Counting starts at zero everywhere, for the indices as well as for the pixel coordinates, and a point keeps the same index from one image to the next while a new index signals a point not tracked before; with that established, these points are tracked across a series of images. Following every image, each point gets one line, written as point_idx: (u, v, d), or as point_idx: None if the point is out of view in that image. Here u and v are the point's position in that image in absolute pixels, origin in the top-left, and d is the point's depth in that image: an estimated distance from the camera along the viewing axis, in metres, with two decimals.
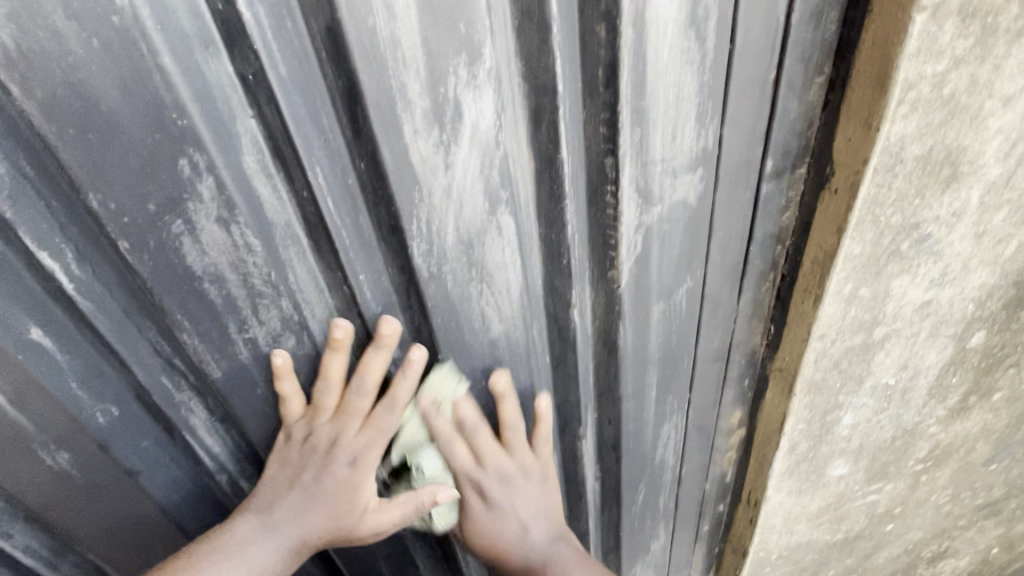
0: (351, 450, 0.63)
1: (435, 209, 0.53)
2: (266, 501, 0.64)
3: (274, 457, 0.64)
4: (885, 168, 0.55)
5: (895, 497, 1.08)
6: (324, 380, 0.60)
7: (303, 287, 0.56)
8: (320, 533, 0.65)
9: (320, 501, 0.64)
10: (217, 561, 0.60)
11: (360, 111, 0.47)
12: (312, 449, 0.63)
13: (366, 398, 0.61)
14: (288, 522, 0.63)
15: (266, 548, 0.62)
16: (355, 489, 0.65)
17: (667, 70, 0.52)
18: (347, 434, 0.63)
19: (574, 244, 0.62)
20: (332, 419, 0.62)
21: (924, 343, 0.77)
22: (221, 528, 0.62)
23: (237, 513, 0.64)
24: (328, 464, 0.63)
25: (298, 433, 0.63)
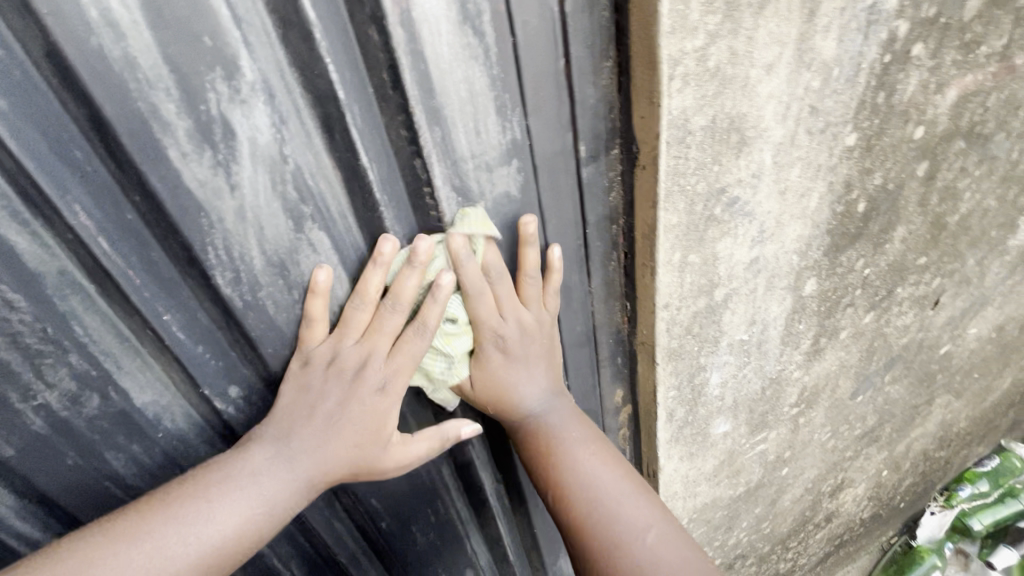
0: (380, 375, 0.58)
1: (233, 233, 0.50)
2: (281, 429, 0.57)
3: (290, 384, 0.58)
4: (677, 140, 0.58)
5: (780, 442, 1.16)
6: (357, 298, 0.57)
7: (101, 339, 0.51)
8: (343, 468, 0.58)
9: (346, 432, 0.58)
10: (222, 491, 0.53)
11: (112, 139, 0.43)
12: (339, 373, 0.58)
13: (401, 320, 0.58)
14: (305, 454, 0.57)
15: (279, 480, 0.55)
16: (386, 414, 0.60)
17: (451, 67, 0.52)
18: (376, 358, 0.58)
19: (405, 251, 0.60)
20: (359, 340, 0.58)
21: (764, 297, 0.83)
22: (226, 457, 0.55)
23: (247, 443, 0.56)
24: (355, 391, 0.58)
25: (321, 358, 0.58)
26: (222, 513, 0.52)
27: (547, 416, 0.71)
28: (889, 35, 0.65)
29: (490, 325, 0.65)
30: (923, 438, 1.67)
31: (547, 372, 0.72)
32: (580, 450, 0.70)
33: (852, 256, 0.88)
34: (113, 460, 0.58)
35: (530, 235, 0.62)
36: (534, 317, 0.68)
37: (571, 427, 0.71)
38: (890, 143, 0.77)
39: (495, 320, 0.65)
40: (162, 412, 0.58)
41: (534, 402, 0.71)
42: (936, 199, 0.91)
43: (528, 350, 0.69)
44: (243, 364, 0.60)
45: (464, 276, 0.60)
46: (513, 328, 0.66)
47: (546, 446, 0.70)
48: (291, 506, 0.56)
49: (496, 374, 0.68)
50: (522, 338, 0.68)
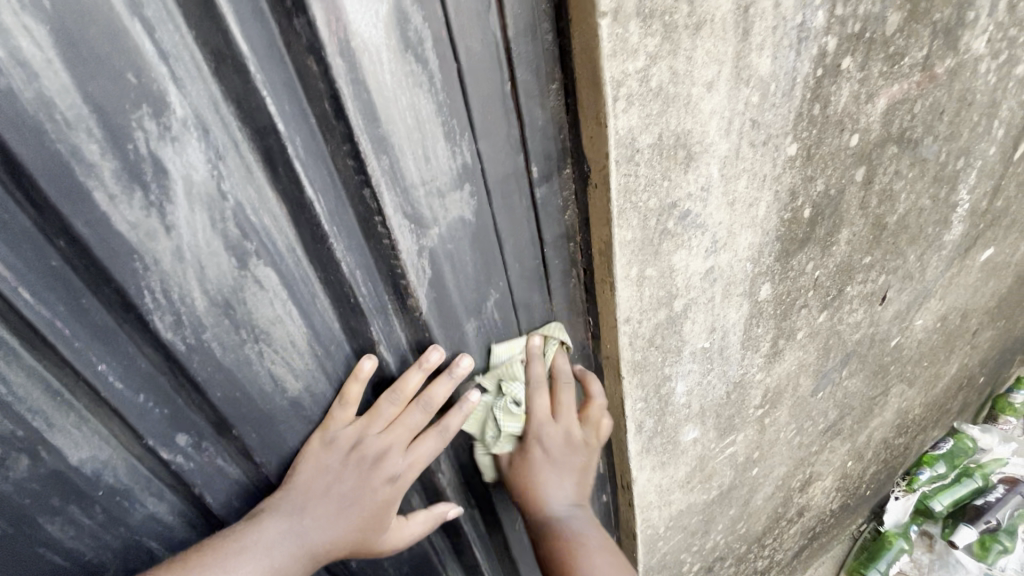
0: (397, 467, 0.65)
1: (170, 275, 0.48)
2: (299, 506, 0.61)
3: (307, 462, 0.63)
4: (626, 159, 0.59)
5: (749, 443, 1.18)
6: (391, 395, 0.64)
7: (28, 396, 0.48)
8: (343, 545, 0.64)
9: (354, 512, 0.64)
10: (237, 561, 0.57)
11: (28, 184, 0.40)
12: (359, 460, 0.63)
13: (424, 420, 0.66)
14: (316, 531, 0.62)
15: (287, 553, 0.60)
16: (388, 500, 0.66)
17: (396, 95, 0.51)
18: (395, 451, 0.65)
19: (359, 282, 0.58)
20: (383, 432, 0.64)
21: (722, 305, 0.85)
22: (243, 526, 0.59)
23: (262, 513, 0.61)
24: (372, 478, 0.64)
25: (346, 441, 0.63)
26: None
27: (569, 522, 0.78)
28: (819, 51, 0.68)
29: (541, 422, 0.77)
30: (882, 427, 1.74)
31: (578, 481, 0.81)
32: (597, 560, 0.75)
33: (802, 260, 0.91)
34: (48, 524, 0.53)
35: (592, 390, 0.80)
36: (575, 436, 0.79)
37: (589, 533, 0.78)
38: (829, 151, 0.80)
39: (547, 418, 0.77)
40: (102, 469, 0.54)
41: (562, 507, 0.79)
42: (876, 201, 0.96)
43: (568, 457, 0.80)
44: (191, 411, 0.56)
45: (532, 369, 0.75)
46: (561, 435, 0.78)
47: (564, 551, 0.75)
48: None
49: (535, 463, 0.79)
50: (568, 446, 0.79)
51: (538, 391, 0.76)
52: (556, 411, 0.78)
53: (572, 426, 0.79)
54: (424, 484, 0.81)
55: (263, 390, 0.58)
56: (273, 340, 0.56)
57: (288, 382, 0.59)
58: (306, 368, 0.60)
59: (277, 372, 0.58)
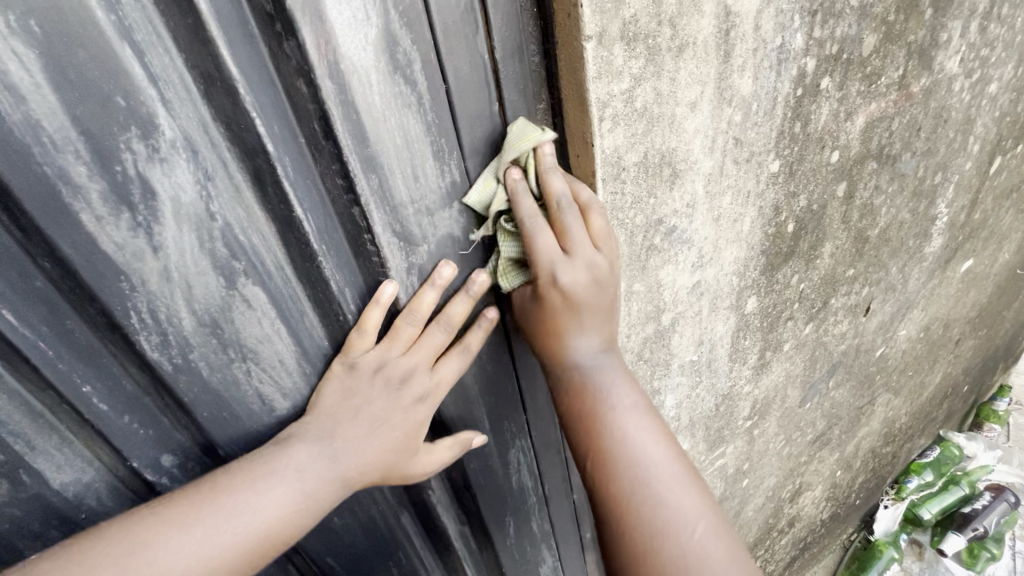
0: (425, 386, 0.61)
1: (157, 295, 0.48)
2: (324, 431, 0.57)
3: (332, 387, 0.59)
4: (612, 177, 0.60)
5: (739, 454, 1.19)
6: (411, 315, 0.60)
7: (10, 418, 0.47)
8: (374, 471, 0.59)
9: (384, 435, 0.59)
10: (261, 482, 0.52)
11: (14, 207, 0.40)
12: (386, 380, 0.59)
13: (446, 338, 0.62)
14: (346, 455, 0.57)
15: (318, 476, 0.55)
16: (419, 421, 0.62)
17: (385, 116, 0.51)
18: (422, 369, 0.61)
19: (348, 299, 0.59)
20: (405, 352, 0.60)
21: (709, 318, 0.86)
22: (267, 451, 0.55)
23: (285, 441, 0.56)
24: (400, 397, 0.60)
25: (369, 364, 0.59)
26: (261, 503, 0.51)
27: (595, 377, 0.65)
28: (799, 72, 0.70)
29: (552, 263, 0.58)
30: (870, 436, 1.75)
31: (609, 307, 0.64)
32: (652, 453, 0.63)
33: (787, 274, 0.93)
34: (28, 549, 0.52)
35: (586, 200, 0.58)
36: (598, 272, 0.60)
37: (621, 392, 0.65)
38: (810, 167, 0.82)
39: (557, 254, 0.58)
40: (84, 492, 0.53)
41: (586, 350, 0.65)
42: (857, 216, 0.98)
43: (589, 293, 0.61)
44: (177, 431, 0.56)
45: (522, 207, 0.58)
46: (582, 265, 0.59)
47: (596, 422, 0.64)
48: (323, 505, 0.55)
49: (551, 314, 0.62)
50: (591, 244, 0.58)
51: (541, 228, 0.58)
52: (565, 247, 0.58)
53: (590, 250, 0.58)
54: (414, 501, 0.81)
55: (250, 409, 0.58)
56: (261, 358, 0.56)
57: (276, 400, 0.59)
58: (294, 386, 0.60)
59: (265, 390, 0.58)
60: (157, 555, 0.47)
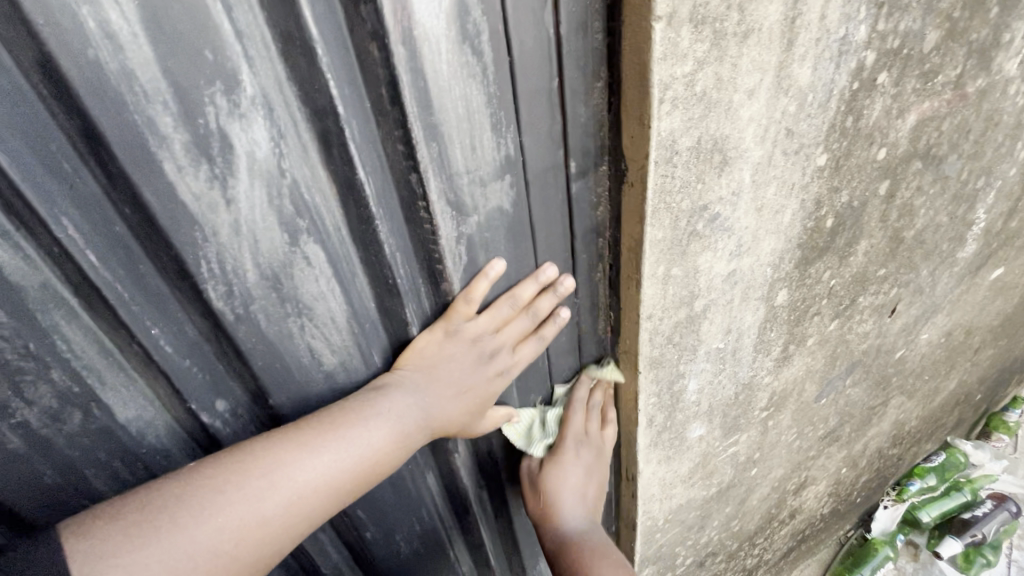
0: (505, 363, 0.70)
1: (226, 247, 0.49)
2: (420, 383, 0.64)
3: (431, 345, 0.65)
4: (665, 160, 0.61)
5: (751, 443, 1.21)
6: (511, 298, 0.68)
7: (83, 353, 0.50)
8: (452, 424, 0.68)
9: (466, 397, 0.68)
10: (371, 419, 0.59)
11: (104, 152, 0.42)
12: (477, 351, 0.67)
13: (530, 326, 0.71)
14: (435, 407, 0.65)
15: (413, 422, 0.62)
16: (492, 393, 0.71)
17: (451, 85, 0.52)
18: (505, 350, 0.69)
19: (398, 264, 0.60)
20: (497, 332, 0.68)
21: (740, 307, 0.87)
22: (371, 394, 0.61)
23: (382, 387, 0.62)
24: (484, 368, 0.68)
25: (466, 335, 0.66)
26: (368, 440, 0.58)
27: (583, 534, 0.85)
28: (858, 65, 0.69)
29: (574, 438, 0.86)
30: (879, 436, 1.77)
31: (590, 499, 0.88)
32: (603, 557, 0.81)
33: (820, 268, 0.93)
34: (93, 478, 0.56)
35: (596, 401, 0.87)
36: (593, 461, 0.87)
37: (600, 537, 0.85)
38: (856, 163, 0.81)
39: (577, 434, 0.86)
40: (146, 428, 0.56)
41: (575, 524, 0.86)
42: (896, 215, 0.98)
43: (578, 483, 0.87)
44: (232, 378, 0.59)
45: (576, 393, 0.88)
46: (580, 463, 0.87)
47: (588, 547, 0.83)
48: (412, 447, 0.63)
49: (557, 478, 0.86)
50: (593, 463, 0.88)
51: (579, 408, 0.87)
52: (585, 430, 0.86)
53: (598, 440, 0.87)
54: (441, 463, 0.84)
55: (300, 363, 0.60)
56: (315, 315, 0.58)
57: (325, 356, 0.61)
58: (343, 344, 0.62)
59: (316, 346, 0.60)
60: (294, 471, 0.53)
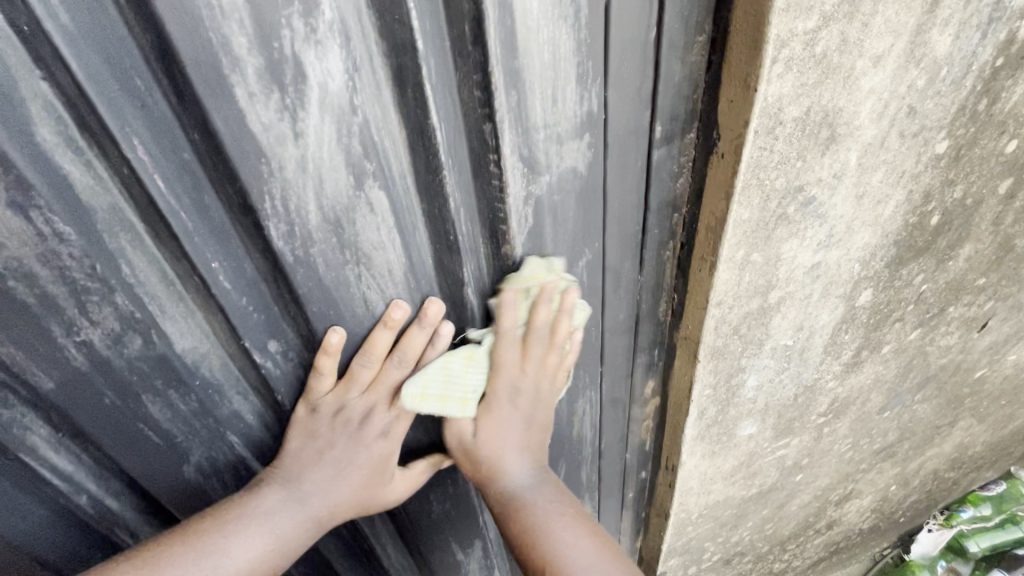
0: (384, 422, 0.66)
1: (291, 184, 0.47)
2: (293, 474, 0.64)
3: (297, 430, 0.63)
4: (766, 130, 0.54)
5: (801, 449, 1.14)
6: (365, 358, 0.61)
7: (145, 280, 0.49)
8: (345, 505, 0.67)
9: (352, 472, 0.67)
10: (239, 526, 0.60)
11: (177, 71, 0.40)
12: (344, 422, 0.64)
13: (404, 375, 0.64)
14: (315, 495, 0.65)
15: (291, 518, 0.63)
16: (384, 458, 0.68)
17: (539, 27, 0.48)
18: (380, 408, 0.65)
19: (461, 220, 0.57)
20: (364, 393, 0.63)
21: (817, 304, 0.79)
22: (243, 496, 0.62)
23: (258, 484, 0.63)
24: (361, 436, 0.65)
25: (327, 407, 0.63)
26: (238, 547, 0.59)
27: (531, 499, 0.67)
28: (1007, 37, 0.59)
29: (509, 372, 0.65)
30: (937, 458, 1.64)
31: (533, 446, 0.70)
32: (555, 517, 0.66)
33: (912, 271, 0.84)
34: (150, 404, 0.56)
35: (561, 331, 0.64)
36: (532, 395, 0.67)
37: (546, 499, 0.68)
38: (979, 154, 0.71)
39: (515, 371, 0.65)
40: (201, 361, 0.56)
41: (522, 475, 0.69)
42: (1011, 219, 0.86)
43: (507, 418, 0.68)
44: (285, 320, 0.58)
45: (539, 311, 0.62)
46: (527, 382, 0.66)
47: (528, 522, 0.66)
48: (299, 541, 0.64)
49: (474, 438, 0.67)
50: (533, 402, 0.68)
51: (536, 340, 0.64)
52: (524, 356, 0.65)
53: (541, 381, 0.67)
54: None
55: (354, 313, 0.58)
56: (373, 265, 0.56)
57: (379, 308, 0.59)
58: (398, 298, 0.60)
59: (370, 297, 0.58)
60: None
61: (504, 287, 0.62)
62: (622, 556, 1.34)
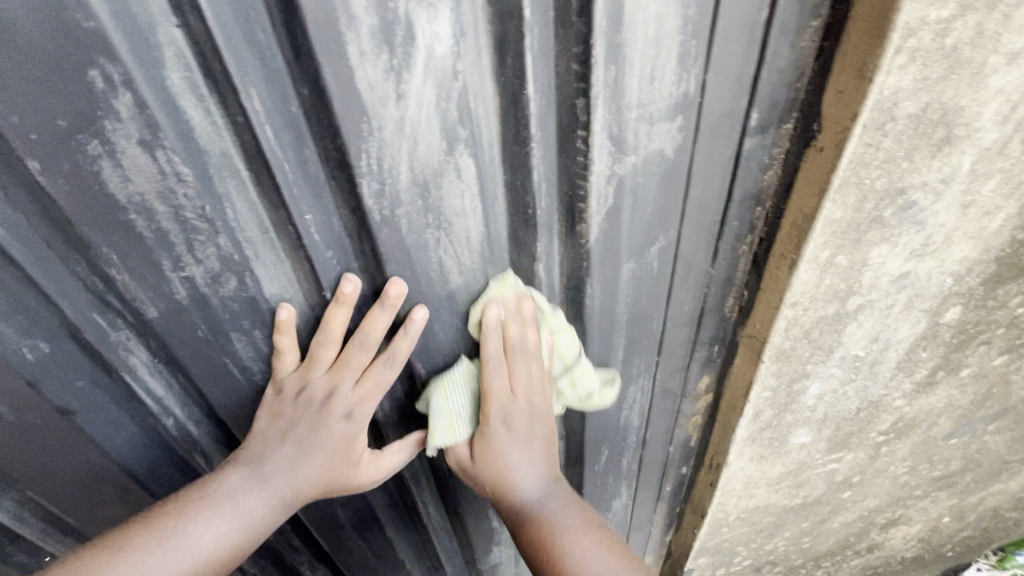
0: (347, 404, 0.64)
1: (387, 144, 0.49)
2: (256, 457, 0.65)
3: (264, 409, 0.65)
4: (875, 126, 0.51)
5: (854, 466, 1.09)
6: (324, 336, 0.60)
7: (245, 225, 0.52)
8: (314, 485, 0.67)
9: (317, 453, 0.66)
10: (204, 508, 0.62)
11: (297, 25, 0.41)
12: (307, 401, 0.64)
13: (366, 356, 0.62)
14: (281, 477, 0.65)
15: (257, 498, 0.64)
16: (351, 442, 0.67)
17: (648, 1, 0.46)
18: (343, 388, 0.63)
19: (541, 194, 0.58)
20: (327, 373, 0.63)
21: (898, 316, 0.75)
22: (208, 479, 0.64)
23: (225, 467, 0.65)
24: (323, 418, 0.64)
25: (291, 386, 0.63)
26: (205, 530, 0.61)
27: (547, 503, 0.70)
28: None
29: (498, 407, 0.66)
30: (1000, 495, 1.54)
31: (546, 456, 0.71)
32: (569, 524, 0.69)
33: (1009, 292, 0.78)
34: (237, 341, 0.60)
35: (526, 312, 0.64)
36: (536, 407, 0.68)
37: (570, 512, 0.70)
38: None
39: (505, 397, 0.66)
40: (284, 307, 0.60)
41: (534, 489, 0.70)
42: None
43: (532, 432, 0.70)
44: (363, 276, 0.60)
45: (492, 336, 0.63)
46: (523, 408, 0.67)
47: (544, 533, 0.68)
48: (270, 520, 0.65)
49: (495, 453, 0.68)
50: (529, 416, 0.68)
51: (520, 356, 0.65)
52: (510, 385, 0.66)
53: (535, 403, 0.68)
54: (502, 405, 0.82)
55: (429, 276, 0.60)
56: (453, 231, 0.57)
57: (452, 274, 0.61)
58: (471, 266, 0.61)
59: (445, 263, 0.59)
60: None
61: (486, 305, 0.62)
62: (650, 547, 1.34)
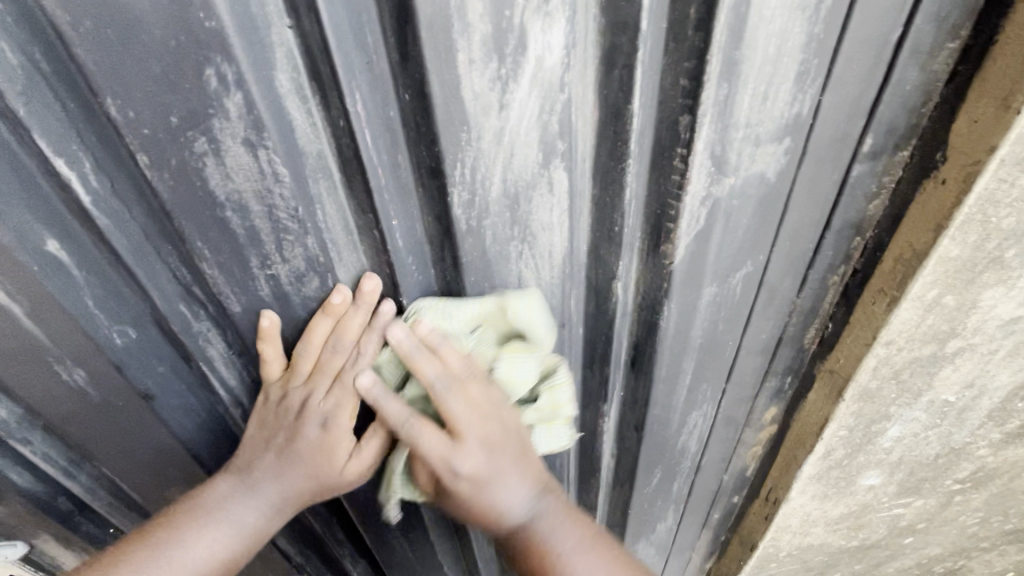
0: (324, 413, 0.61)
1: (483, 154, 0.47)
2: (241, 468, 0.64)
3: (252, 418, 0.64)
4: (1014, 161, 0.47)
5: (922, 512, 1.03)
6: (304, 343, 0.58)
7: (332, 227, 0.52)
8: (299, 495, 0.64)
9: (297, 463, 0.63)
10: (193, 521, 0.61)
11: (410, 31, 0.40)
12: (286, 411, 0.61)
13: (346, 363, 0.58)
14: (265, 487, 0.63)
15: (245, 508, 0.63)
16: (331, 454, 0.63)
17: (773, 17, 0.43)
18: (318, 397, 0.60)
19: (630, 212, 0.55)
20: (307, 381, 0.60)
21: (999, 362, 0.69)
22: (197, 492, 0.63)
23: (214, 477, 0.64)
24: (300, 429, 0.61)
25: (275, 394, 0.61)
26: (196, 544, 0.61)
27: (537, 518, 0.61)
28: None
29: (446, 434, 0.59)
30: None
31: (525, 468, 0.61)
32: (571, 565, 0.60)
33: None
34: None
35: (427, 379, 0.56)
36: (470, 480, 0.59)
37: (565, 535, 0.61)
38: None
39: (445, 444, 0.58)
40: None
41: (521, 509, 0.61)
42: None
43: (496, 466, 0.60)
44: (439, 283, 0.59)
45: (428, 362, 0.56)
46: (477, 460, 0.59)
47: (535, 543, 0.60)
48: (262, 529, 0.64)
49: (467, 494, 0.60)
50: (488, 457, 0.59)
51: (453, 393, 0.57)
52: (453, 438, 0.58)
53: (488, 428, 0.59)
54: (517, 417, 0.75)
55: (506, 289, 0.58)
56: (536, 244, 0.55)
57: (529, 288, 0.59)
58: (549, 280, 0.59)
59: (524, 276, 0.58)
60: None
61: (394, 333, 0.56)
62: None
